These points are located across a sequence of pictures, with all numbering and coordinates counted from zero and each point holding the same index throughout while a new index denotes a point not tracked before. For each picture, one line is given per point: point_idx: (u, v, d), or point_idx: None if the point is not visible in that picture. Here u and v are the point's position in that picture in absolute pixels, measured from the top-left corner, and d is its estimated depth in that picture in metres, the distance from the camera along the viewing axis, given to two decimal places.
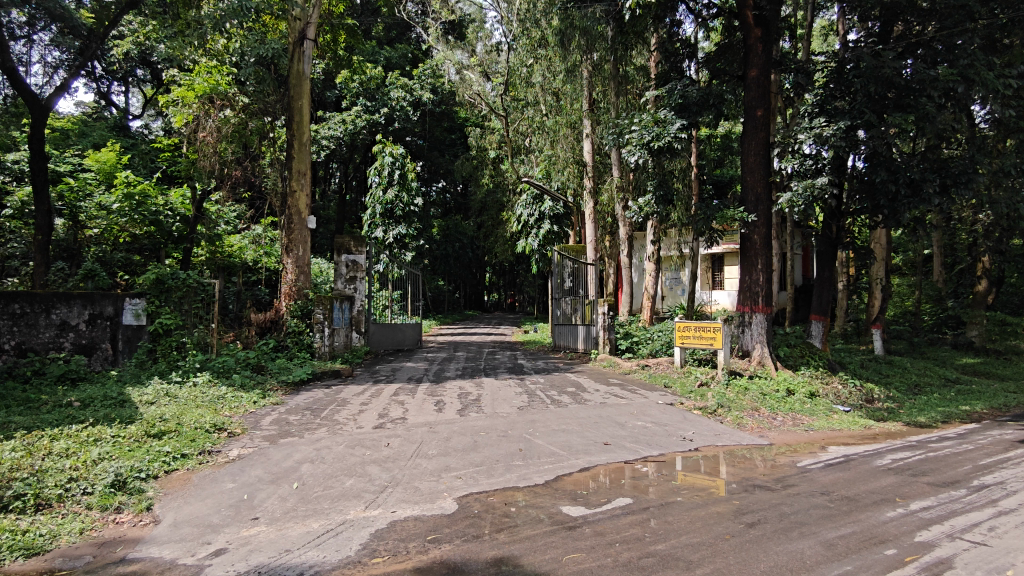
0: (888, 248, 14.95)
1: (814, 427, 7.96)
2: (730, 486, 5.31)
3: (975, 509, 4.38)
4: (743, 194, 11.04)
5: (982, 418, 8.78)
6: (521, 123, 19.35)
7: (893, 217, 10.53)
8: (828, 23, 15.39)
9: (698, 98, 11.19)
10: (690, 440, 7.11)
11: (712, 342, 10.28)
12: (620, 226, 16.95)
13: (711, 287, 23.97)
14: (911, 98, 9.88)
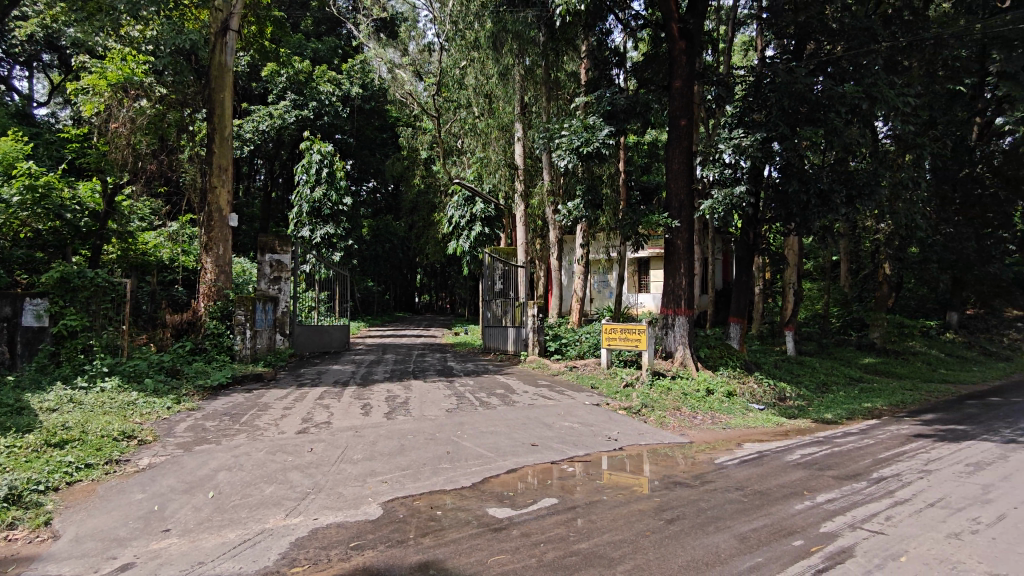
0: (800, 254, 15.78)
1: (732, 425, 8.30)
2: (652, 483, 5.47)
3: (874, 500, 4.68)
4: (667, 200, 11.42)
5: (882, 414, 9.40)
6: (453, 124, 19.35)
7: (804, 225, 11.18)
8: (747, 39, 16.16)
9: (625, 106, 11.52)
10: (615, 440, 7.27)
11: (637, 343, 10.55)
12: (550, 229, 17.17)
13: (637, 290, 24.64)
14: (821, 113, 10.41)
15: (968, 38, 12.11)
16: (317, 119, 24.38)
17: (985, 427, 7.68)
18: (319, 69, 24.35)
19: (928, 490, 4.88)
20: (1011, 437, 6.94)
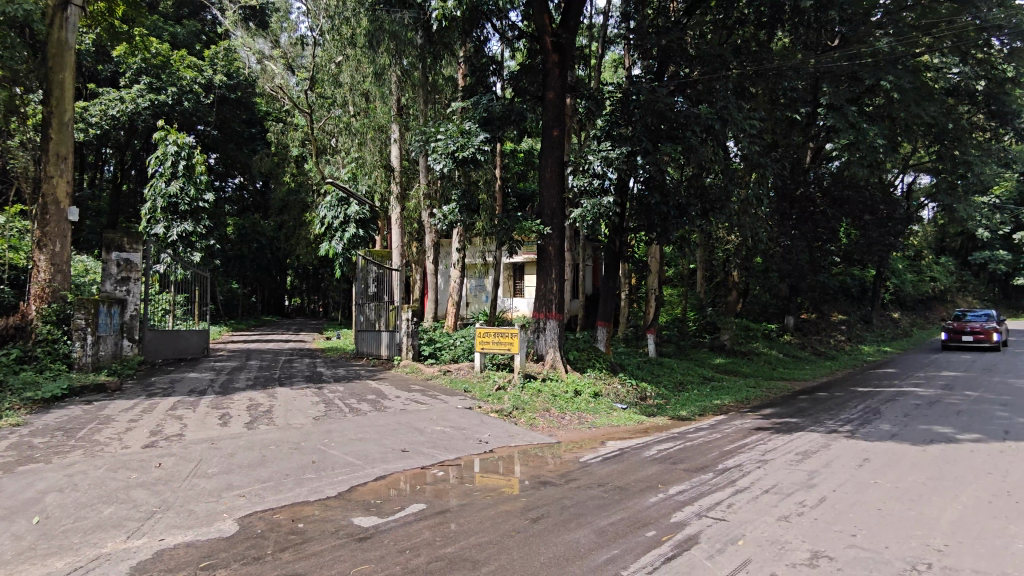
0: (661, 262, 16.87)
1: (597, 424, 8.67)
2: (521, 484, 5.59)
3: (718, 489, 5.09)
4: (539, 208, 11.73)
5: (729, 410, 10.24)
6: (327, 122, 18.75)
7: (664, 235, 11.94)
8: (617, 57, 16.99)
9: (501, 113, 11.66)
10: (486, 442, 7.35)
11: (511, 347, 10.73)
12: (426, 233, 17.06)
13: (511, 294, 25.11)
14: (679, 131, 11.13)
15: (804, 71, 13.51)
16: (176, 106, 22.49)
17: (812, 419, 8.61)
18: (178, 53, 22.67)
19: (764, 479, 5.38)
20: (833, 427, 7.82)
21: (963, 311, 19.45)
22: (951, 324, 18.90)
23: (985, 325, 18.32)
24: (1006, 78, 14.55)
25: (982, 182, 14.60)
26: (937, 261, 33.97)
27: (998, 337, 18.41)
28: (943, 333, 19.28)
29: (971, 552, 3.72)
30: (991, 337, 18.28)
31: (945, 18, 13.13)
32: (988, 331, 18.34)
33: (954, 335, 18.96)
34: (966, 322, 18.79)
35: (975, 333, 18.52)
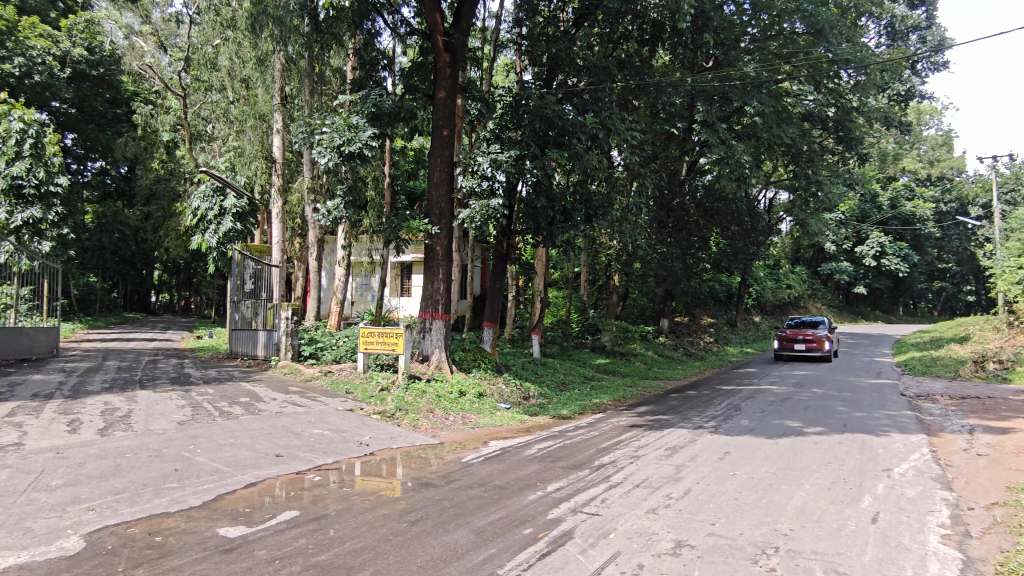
0: (547, 265, 17.25)
1: (480, 425, 8.71)
2: (401, 486, 5.50)
3: (594, 486, 5.28)
4: (428, 207, 11.60)
5: (607, 409, 10.65)
6: (204, 106, 17.55)
7: (550, 238, 12.20)
8: (508, 62, 16.95)
9: (389, 110, 11.42)
10: (366, 445, 7.17)
11: (395, 347, 10.56)
12: (309, 229, 16.40)
13: (399, 294, 24.73)
14: (566, 138, 11.46)
15: (682, 89, 14.35)
16: (25, 79, 20.04)
17: (681, 416, 9.14)
18: (27, 20, 20.33)
19: (636, 474, 5.65)
20: (699, 424, 8.35)
21: (796, 319, 18.78)
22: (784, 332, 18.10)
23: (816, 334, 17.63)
24: (851, 107, 16.22)
25: (830, 200, 16.17)
26: (792, 270, 37.23)
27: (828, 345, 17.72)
28: (777, 341, 18.45)
29: (812, 535, 4.09)
30: (821, 346, 17.62)
31: (803, 49, 14.40)
32: (819, 339, 17.66)
33: (786, 343, 18.16)
34: (799, 330, 18.06)
35: (806, 342, 17.79)
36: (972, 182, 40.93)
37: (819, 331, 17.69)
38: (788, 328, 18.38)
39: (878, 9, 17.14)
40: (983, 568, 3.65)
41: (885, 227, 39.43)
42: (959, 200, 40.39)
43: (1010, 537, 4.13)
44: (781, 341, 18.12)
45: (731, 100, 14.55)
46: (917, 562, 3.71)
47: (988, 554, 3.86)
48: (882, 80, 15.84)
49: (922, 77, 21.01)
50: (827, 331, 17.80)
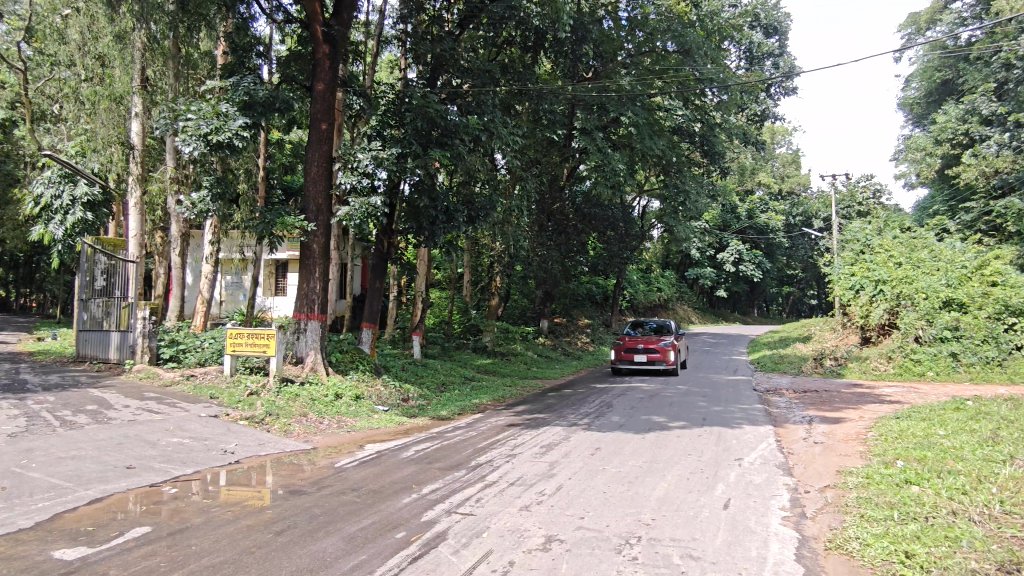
0: (429, 265, 17.15)
1: (356, 428, 8.48)
2: (269, 494, 5.24)
3: (469, 486, 5.31)
4: (304, 202, 11.15)
5: (486, 409, 10.74)
6: (49, 82, 15.84)
7: (432, 238, 12.11)
8: (393, 59, 16.54)
9: (263, 100, 10.85)
10: (232, 453, 6.76)
11: (265, 349, 10.05)
12: (172, 222, 15.21)
13: (273, 293, 23.58)
14: (448, 138, 11.42)
15: (563, 96, 14.79)
16: None
17: (557, 414, 9.38)
18: None
19: (511, 472, 5.74)
20: (573, 421, 8.64)
21: (635, 322, 15.48)
22: (623, 340, 14.81)
23: (659, 342, 14.51)
24: (715, 123, 17.49)
25: (696, 209, 17.33)
26: (663, 274, 39.50)
27: (673, 356, 14.51)
28: (614, 351, 14.97)
29: (671, 524, 4.35)
30: (664, 358, 14.38)
31: (673, 67, 15.31)
32: (662, 349, 14.38)
33: (625, 354, 14.74)
34: (639, 338, 14.75)
35: (648, 353, 14.46)
36: (815, 197, 45.49)
37: (663, 339, 14.61)
38: (628, 335, 15.15)
39: (738, 34, 18.63)
40: (815, 545, 4.05)
41: (743, 235, 42.86)
42: (805, 213, 44.70)
43: (838, 515, 4.62)
44: (619, 351, 14.79)
45: (608, 111, 15.20)
46: (761, 543, 4.05)
47: (819, 532, 4.29)
48: (741, 101, 17.23)
49: (775, 100, 23.11)
50: (672, 339, 14.82)
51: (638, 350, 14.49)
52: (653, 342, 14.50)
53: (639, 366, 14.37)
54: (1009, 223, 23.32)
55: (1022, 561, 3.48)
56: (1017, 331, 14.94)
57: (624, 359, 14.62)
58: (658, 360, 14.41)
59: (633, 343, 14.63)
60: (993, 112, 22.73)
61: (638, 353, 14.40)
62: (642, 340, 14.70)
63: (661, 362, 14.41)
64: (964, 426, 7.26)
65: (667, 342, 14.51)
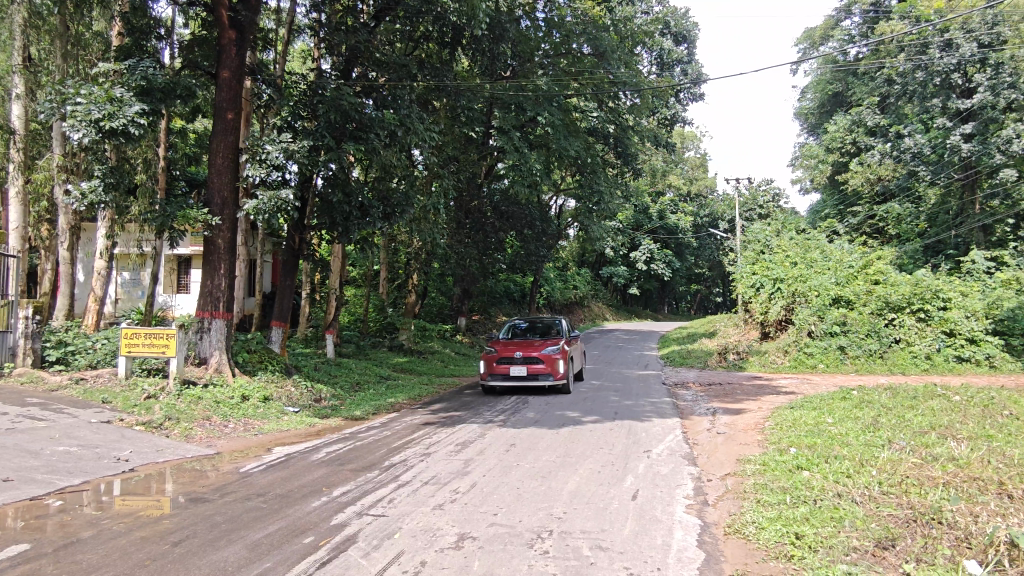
0: (344, 262, 16.73)
1: (263, 430, 8.15)
2: (168, 502, 4.96)
3: (382, 486, 5.22)
4: (207, 195, 10.59)
5: (401, 408, 10.60)
6: None
7: (345, 234, 11.81)
8: (306, 49, 15.96)
9: (163, 85, 10.22)
10: (126, 461, 6.33)
11: (164, 350, 9.48)
12: (59, 214, 14.08)
13: (174, 290, 22.30)
14: (363, 132, 11.15)
15: (480, 95, 14.81)
16: None
17: (473, 412, 9.38)
18: None
19: (425, 472, 5.69)
20: (489, 418, 8.65)
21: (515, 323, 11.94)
22: (497, 347, 11.14)
23: (543, 350, 10.93)
24: (628, 126, 18.04)
25: (609, 208, 17.79)
26: (579, 272, 40.29)
27: (560, 366, 10.91)
28: (486, 361, 11.28)
29: (582, 516, 4.45)
30: (547, 369, 10.79)
31: (587, 69, 15.66)
32: (545, 358, 10.78)
33: (499, 365, 11.06)
34: (517, 344, 11.11)
35: (527, 363, 10.83)
36: (720, 199, 47.71)
37: (547, 345, 10.99)
38: (506, 341, 11.49)
39: (649, 39, 19.19)
40: (715, 531, 4.26)
41: (654, 235, 44.42)
42: (711, 215, 46.84)
43: (736, 502, 4.87)
44: (491, 361, 11.11)
45: (525, 110, 15.32)
46: (665, 531, 4.21)
47: (719, 518, 4.51)
48: (652, 105, 17.80)
49: (683, 105, 24.07)
50: (561, 344, 11.23)
51: (516, 360, 10.85)
52: (536, 350, 10.90)
53: (516, 382, 10.76)
54: (889, 225, 25.80)
55: (895, 537, 3.79)
56: (896, 325, 16.51)
57: (497, 373, 10.96)
58: (542, 372, 10.80)
59: (509, 351, 10.98)
60: (877, 123, 24.59)
61: (516, 365, 10.77)
62: (521, 347, 11.07)
63: (545, 375, 10.78)
64: (849, 414, 7.85)
65: (555, 349, 10.93)
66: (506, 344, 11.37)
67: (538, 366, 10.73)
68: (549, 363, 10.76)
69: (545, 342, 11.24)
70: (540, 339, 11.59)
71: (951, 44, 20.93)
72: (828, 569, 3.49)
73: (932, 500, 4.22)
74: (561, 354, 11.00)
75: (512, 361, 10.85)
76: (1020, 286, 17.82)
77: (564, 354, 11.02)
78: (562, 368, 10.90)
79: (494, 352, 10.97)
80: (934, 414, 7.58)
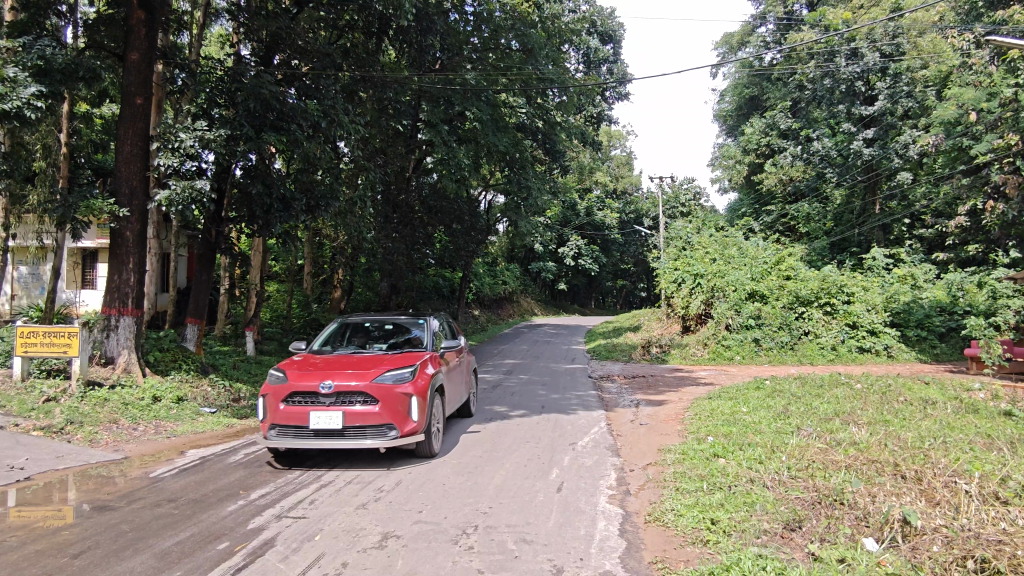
0: (265, 256, 16.13)
1: (176, 433, 7.75)
2: (70, 512, 4.64)
3: (303, 487, 5.06)
4: (114, 185, 9.93)
5: None
6: None
7: (266, 227, 11.33)
8: (224, 33, 15.23)
9: (63, 66, 9.43)
10: (20, 469, 5.87)
11: (66, 349, 8.83)
12: None
13: (78, 286, 20.90)
14: (285, 121, 10.72)
15: (408, 87, 14.58)
16: None
17: None
18: None
19: (348, 471, 5.56)
20: None
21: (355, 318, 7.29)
22: (291, 375, 5.75)
23: (378, 377, 5.65)
24: (556, 123, 18.19)
25: (537, 204, 17.93)
26: (508, 267, 40.39)
27: (411, 407, 5.66)
28: (267, 402, 5.79)
29: (508, 510, 4.46)
30: (384, 416, 5.51)
31: (517, 65, 15.69)
32: (378, 394, 5.53)
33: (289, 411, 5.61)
34: (331, 368, 5.77)
35: (344, 405, 5.52)
36: (645, 197, 49.03)
37: (388, 370, 5.73)
38: (315, 362, 6.15)
39: (576, 38, 19.45)
40: (636, 519, 4.37)
41: (582, 231, 45.16)
42: (636, 212, 48.11)
43: (656, 490, 5.02)
44: (274, 404, 5.67)
45: (453, 104, 15.22)
46: (589, 522, 4.29)
47: (640, 507, 4.63)
48: (579, 102, 18.06)
49: (609, 104, 24.55)
50: (418, 366, 6.01)
51: (322, 398, 5.54)
52: (365, 376, 5.64)
53: (321, 442, 5.47)
54: (800, 224, 27.29)
55: (801, 519, 4.00)
56: (805, 319, 17.47)
57: (287, 426, 5.58)
58: (373, 422, 5.51)
59: (312, 380, 5.66)
60: (789, 126, 25.87)
61: (322, 408, 5.48)
62: (339, 371, 5.78)
63: (379, 427, 5.51)
64: (762, 404, 8.22)
65: (402, 377, 5.72)
66: (321, 363, 6.09)
67: (362, 407, 5.49)
68: (384, 404, 5.52)
69: (387, 361, 6.02)
70: (384, 356, 6.37)
71: (856, 53, 22.23)
72: (740, 551, 3.64)
73: (835, 483, 4.48)
74: (411, 386, 5.74)
75: (315, 401, 5.56)
76: (914, 281, 19.24)
77: (417, 385, 5.82)
78: (413, 413, 5.68)
79: (283, 381, 5.68)
80: (837, 401, 8.07)
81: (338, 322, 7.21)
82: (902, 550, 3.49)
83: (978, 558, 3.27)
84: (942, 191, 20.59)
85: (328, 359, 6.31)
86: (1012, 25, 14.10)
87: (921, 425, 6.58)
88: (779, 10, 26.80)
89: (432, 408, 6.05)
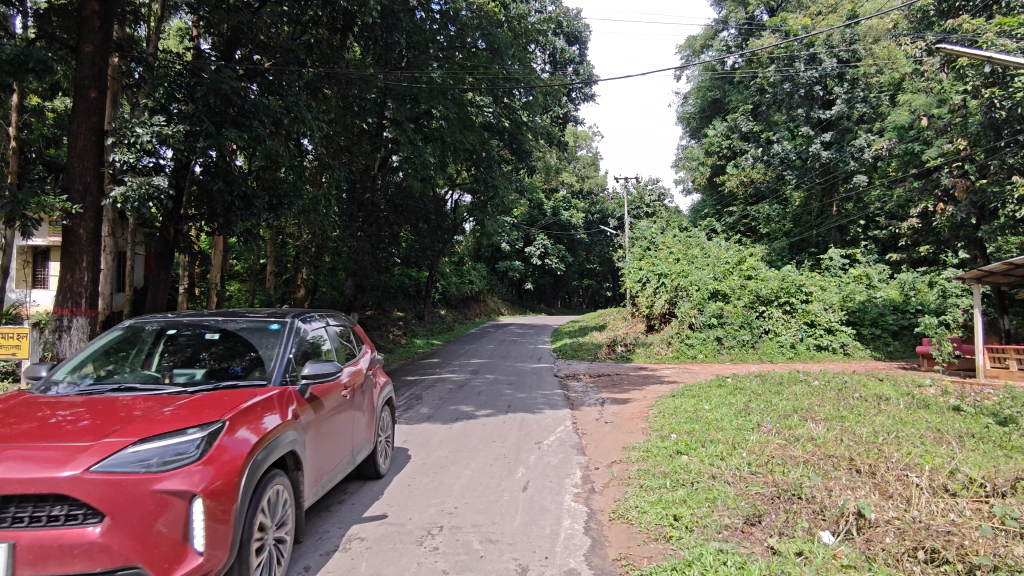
0: (226, 255, 15.77)
1: None
2: None
3: None
4: (67, 181, 9.59)
5: None
6: None
7: (226, 226, 11.07)
8: (184, 27, 14.86)
9: (11, 56, 9.06)
10: None
11: (15, 352, 8.40)
12: None
13: (29, 284, 20.16)
14: (246, 118, 10.49)
15: (374, 85, 14.42)
16: None
17: None
18: None
19: None
20: None
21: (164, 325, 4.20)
22: None
23: (115, 464, 2.64)
24: (523, 123, 18.21)
25: (504, 204, 17.95)
26: (475, 266, 40.29)
27: (190, 525, 2.68)
28: None
29: (473, 510, 4.46)
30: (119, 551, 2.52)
31: (483, 64, 15.66)
32: (109, 502, 2.54)
33: None
34: (21, 441, 2.73)
35: (22, 529, 2.48)
36: (610, 197, 49.54)
37: (144, 445, 2.74)
38: (18, 416, 3.11)
39: (542, 39, 19.52)
40: (601, 517, 4.40)
41: (548, 231, 45.34)
42: (602, 212, 48.50)
43: (621, 487, 5.07)
44: None
45: (419, 103, 15.09)
46: (554, 521, 4.31)
47: (604, 505, 4.67)
48: (545, 102, 18.13)
49: (575, 104, 24.71)
50: (227, 426, 3.04)
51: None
52: (95, 454, 2.66)
53: None
54: (761, 224, 27.87)
55: (761, 513, 4.09)
56: (765, 317, 17.88)
57: None
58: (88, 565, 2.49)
59: None
60: (750, 129, 26.40)
61: None
62: (43, 442, 2.76)
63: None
64: (724, 401, 8.36)
65: (180, 456, 2.78)
66: (27, 419, 3.06)
67: (70, 531, 2.49)
68: (120, 523, 2.53)
69: (158, 416, 3.03)
70: (172, 401, 3.37)
71: (814, 59, 22.80)
72: (702, 547, 3.70)
73: (793, 478, 4.59)
74: (201, 471, 2.79)
75: None
76: (868, 281, 19.86)
77: (215, 466, 2.86)
78: (197, 533, 2.72)
79: None
80: (796, 398, 8.27)
81: (125, 330, 4.16)
82: (857, 543, 3.59)
83: (928, 549, 3.40)
84: (895, 194, 21.28)
85: (61, 406, 3.29)
86: (961, 34, 14.62)
87: (874, 420, 6.80)
88: (741, 14, 27.34)
89: (253, 509, 3.08)
